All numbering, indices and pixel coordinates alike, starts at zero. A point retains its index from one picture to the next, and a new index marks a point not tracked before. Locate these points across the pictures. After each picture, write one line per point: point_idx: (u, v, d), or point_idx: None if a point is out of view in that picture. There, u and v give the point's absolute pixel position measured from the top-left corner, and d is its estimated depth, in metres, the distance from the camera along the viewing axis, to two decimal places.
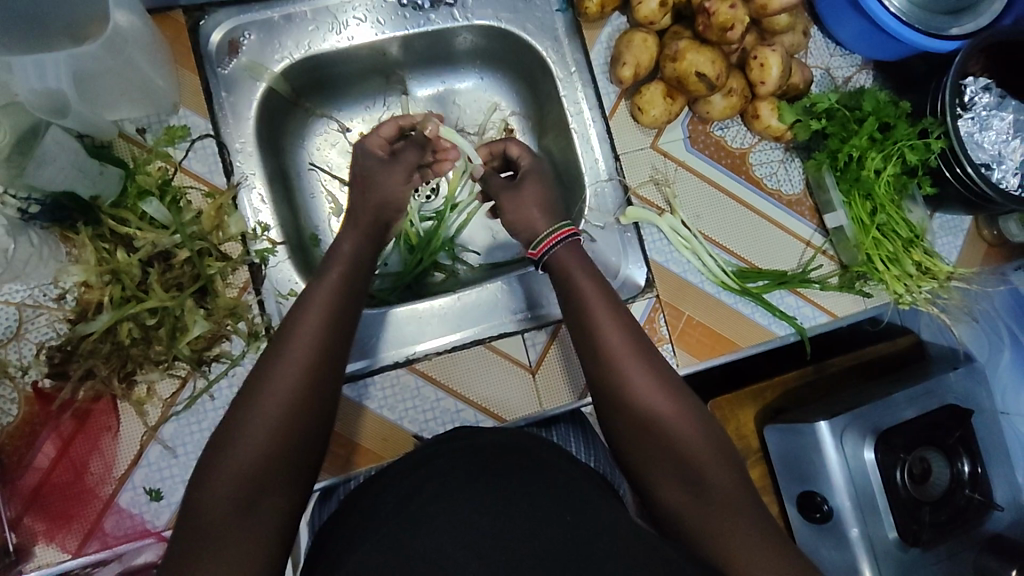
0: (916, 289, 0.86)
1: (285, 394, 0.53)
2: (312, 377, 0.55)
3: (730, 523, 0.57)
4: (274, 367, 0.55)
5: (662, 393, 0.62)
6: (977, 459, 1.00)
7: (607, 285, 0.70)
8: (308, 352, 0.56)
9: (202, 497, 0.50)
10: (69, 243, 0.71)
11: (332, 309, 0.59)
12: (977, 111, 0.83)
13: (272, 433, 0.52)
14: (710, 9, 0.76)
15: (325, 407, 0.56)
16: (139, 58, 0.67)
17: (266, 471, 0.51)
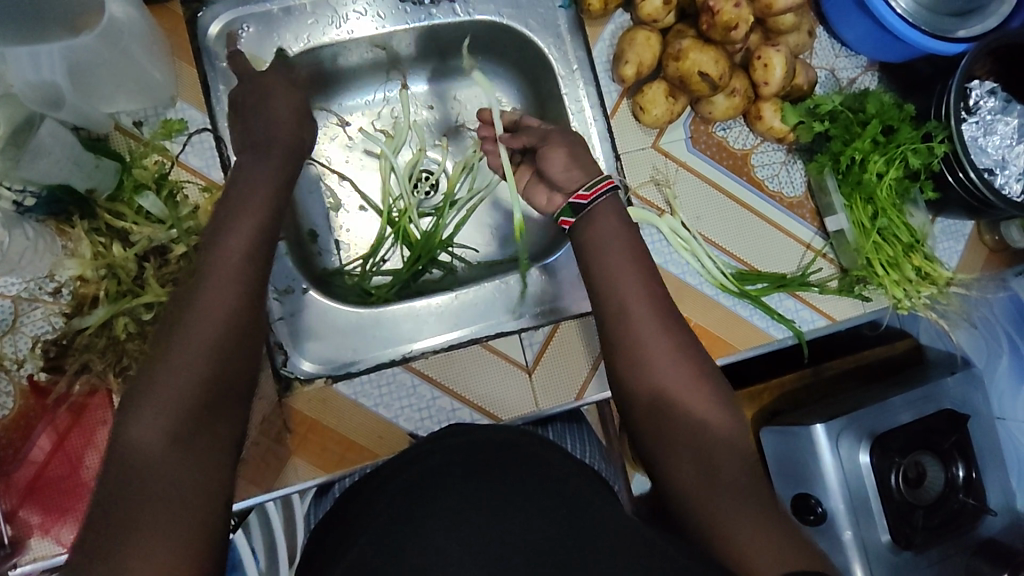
0: (916, 295, 0.85)
1: (209, 329, 0.53)
2: (233, 311, 0.55)
3: (733, 507, 0.57)
4: (195, 303, 0.54)
5: (684, 378, 0.64)
6: (972, 464, 1.00)
7: (617, 280, 0.70)
8: (229, 289, 0.55)
9: (129, 436, 0.49)
10: (66, 237, 0.70)
11: (255, 246, 0.59)
12: (982, 115, 0.82)
13: (200, 368, 0.52)
14: (715, 8, 0.75)
15: (248, 347, 0.55)
16: (137, 51, 0.67)
17: (199, 403, 0.51)
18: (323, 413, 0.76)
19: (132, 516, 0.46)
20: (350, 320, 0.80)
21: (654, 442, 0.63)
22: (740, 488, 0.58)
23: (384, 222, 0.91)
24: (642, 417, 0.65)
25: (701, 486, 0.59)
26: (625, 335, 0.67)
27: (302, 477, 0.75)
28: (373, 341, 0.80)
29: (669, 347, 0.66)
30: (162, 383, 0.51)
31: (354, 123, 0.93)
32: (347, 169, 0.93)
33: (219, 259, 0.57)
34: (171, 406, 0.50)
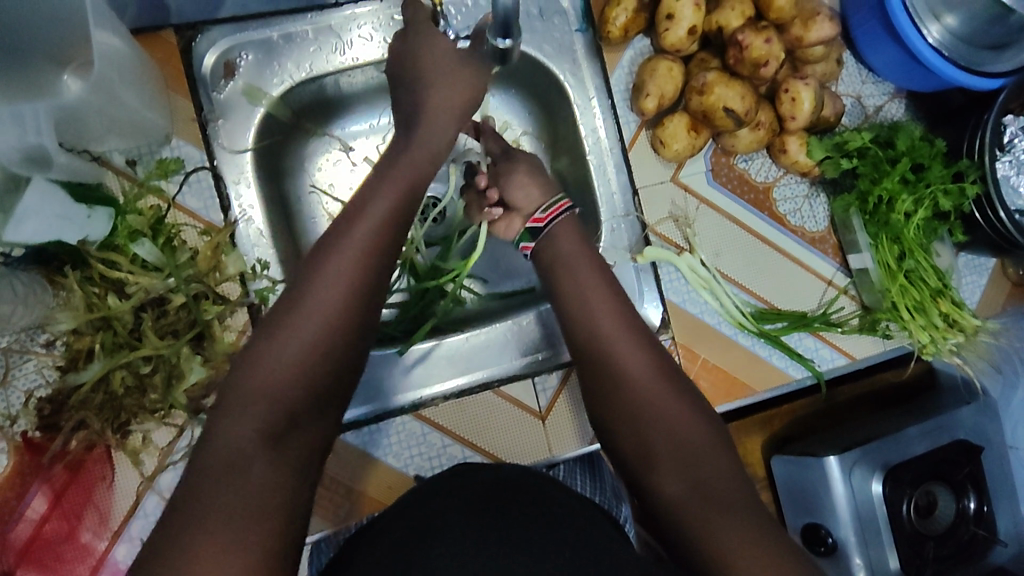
0: (941, 340, 0.83)
1: (312, 336, 0.54)
2: (343, 319, 0.55)
3: (723, 520, 0.56)
4: (298, 309, 0.55)
5: (669, 395, 0.66)
6: (984, 497, 0.97)
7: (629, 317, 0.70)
8: (312, 305, 0.55)
9: (207, 457, 0.48)
10: (57, 286, 0.67)
11: (336, 258, 0.57)
12: (1016, 153, 0.79)
13: (303, 374, 0.52)
14: (744, 42, 0.72)
15: (331, 364, 0.55)
16: (126, 93, 0.62)
17: (274, 422, 0.50)
18: (330, 463, 0.74)
19: (191, 532, 0.44)
20: (398, 365, 0.76)
21: (636, 458, 0.64)
22: (731, 502, 0.58)
23: (390, 253, 0.87)
24: (625, 435, 0.65)
25: (689, 501, 0.59)
26: (607, 360, 0.68)
27: (309, 529, 0.74)
28: (405, 387, 0.76)
29: (648, 369, 0.68)
30: (259, 381, 0.51)
31: (357, 150, 0.86)
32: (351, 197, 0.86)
33: (327, 267, 0.57)
34: (245, 417, 0.50)
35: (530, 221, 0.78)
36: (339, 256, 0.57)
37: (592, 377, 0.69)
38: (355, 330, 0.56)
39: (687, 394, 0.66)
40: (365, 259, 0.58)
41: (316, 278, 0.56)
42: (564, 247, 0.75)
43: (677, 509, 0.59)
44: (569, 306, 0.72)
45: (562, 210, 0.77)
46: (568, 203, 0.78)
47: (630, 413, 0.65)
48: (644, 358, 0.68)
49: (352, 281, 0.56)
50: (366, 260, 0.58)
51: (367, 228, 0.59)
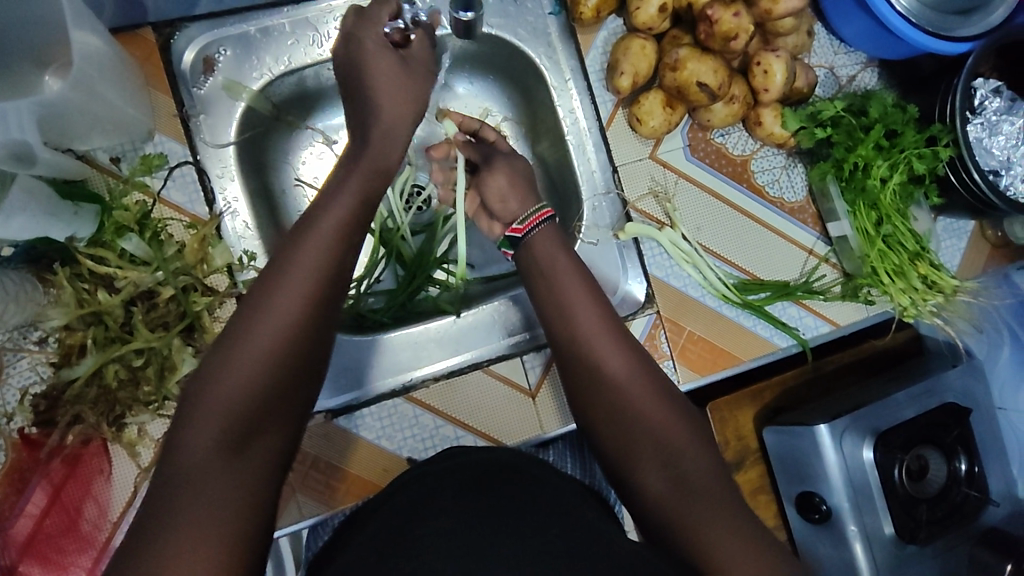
0: (922, 303, 0.84)
1: (265, 344, 0.53)
2: (299, 329, 0.55)
3: (708, 517, 0.59)
4: (253, 316, 0.54)
5: (646, 391, 0.68)
6: (975, 458, 0.97)
7: (601, 301, 0.73)
8: (293, 293, 0.55)
9: (186, 445, 0.49)
10: (47, 283, 0.68)
11: (318, 247, 0.58)
12: (987, 115, 0.80)
13: (263, 375, 0.52)
14: (714, 17, 0.73)
15: (310, 355, 0.55)
16: (107, 91, 0.63)
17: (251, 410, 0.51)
18: (325, 449, 0.75)
19: (165, 516, 0.45)
20: (366, 351, 0.78)
21: (618, 454, 0.66)
22: (711, 494, 0.61)
23: (377, 242, 0.87)
24: (606, 433, 0.67)
25: (672, 496, 0.61)
26: (589, 360, 0.70)
27: (305, 514, 0.75)
28: (376, 372, 0.78)
29: (629, 366, 0.69)
30: (212, 392, 0.51)
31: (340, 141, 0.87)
32: None
33: (281, 273, 0.56)
34: (222, 408, 0.50)
35: (509, 230, 0.79)
36: (296, 263, 0.56)
37: (572, 377, 0.70)
38: (314, 335, 0.56)
39: (657, 380, 0.69)
40: (319, 261, 0.57)
41: (270, 286, 0.56)
42: (541, 250, 0.76)
43: (661, 504, 0.61)
44: (548, 307, 0.73)
45: (540, 219, 0.78)
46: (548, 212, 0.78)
47: (610, 411, 0.67)
48: (622, 357, 0.70)
49: (310, 288, 0.56)
50: (323, 268, 0.57)
51: (324, 234, 0.59)
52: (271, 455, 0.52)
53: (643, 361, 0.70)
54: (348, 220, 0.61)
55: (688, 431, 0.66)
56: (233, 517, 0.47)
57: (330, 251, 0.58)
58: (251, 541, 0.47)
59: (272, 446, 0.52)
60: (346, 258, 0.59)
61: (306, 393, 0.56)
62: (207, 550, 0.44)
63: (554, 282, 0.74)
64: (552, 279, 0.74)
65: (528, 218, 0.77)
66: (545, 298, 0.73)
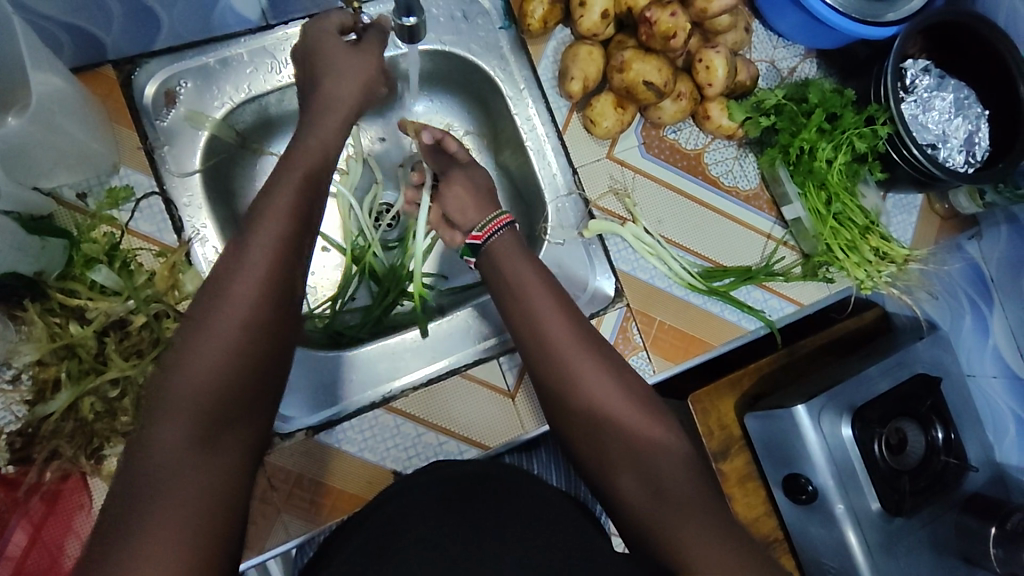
0: (877, 274, 0.88)
1: (227, 339, 0.53)
2: (261, 322, 0.54)
3: (683, 517, 0.60)
4: (214, 315, 0.53)
5: (620, 394, 0.67)
6: (951, 425, 0.98)
7: (569, 304, 0.72)
8: (254, 283, 0.55)
9: (152, 443, 0.49)
10: (18, 321, 0.68)
11: (276, 240, 0.57)
12: (919, 93, 0.86)
13: (227, 370, 0.52)
14: (652, 18, 0.77)
15: (274, 348, 0.55)
16: (70, 125, 0.65)
17: (217, 405, 0.51)
18: (310, 466, 0.75)
19: (139, 517, 0.46)
20: (348, 367, 0.79)
21: (595, 464, 0.66)
22: (686, 500, 0.61)
23: (348, 260, 0.89)
24: (580, 442, 0.67)
25: (647, 502, 0.62)
26: (556, 367, 0.68)
27: (292, 533, 0.74)
28: (354, 385, 0.79)
29: (595, 369, 0.68)
30: (176, 389, 0.51)
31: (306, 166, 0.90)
32: None
33: (237, 271, 0.55)
34: (185, 405, 0.50)
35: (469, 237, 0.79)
36: (255, 262, 0.55)
37: (544, 390, 0.69)
38: (277, 331, 0.55)
39: (620, 373, 0.69)
40: (277, 252, 0.56)
41: (229, 283, 0.55)
42: (500, 258, 0.75)
43: (638, 512, 0.62)
44: (515, 321, 0.72)
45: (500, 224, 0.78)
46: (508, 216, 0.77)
47: (585, 425, 0.67)
48: (588, 356, 0.69)
49: (273, 285, 0.55)
50: (281, 269, 0.56)
51: (275, 238, 0.57)
52: (242, 452, 0.52)
53: (614, 367, 0.69)
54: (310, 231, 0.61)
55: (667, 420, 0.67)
56: (205, 513, 0.48)
57: (284, 250, 0.57)
58: (226, 538, 0.49)
59: (243, 443, 0.53)
60: (299, 258, 0.58)
61: (274, 388, 0.56)
62: (181, 546, 0.46)
63: (516, 289, 0.72)
64: (515, 286, 0.72)
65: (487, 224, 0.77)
66: (509, 308, 0.72)
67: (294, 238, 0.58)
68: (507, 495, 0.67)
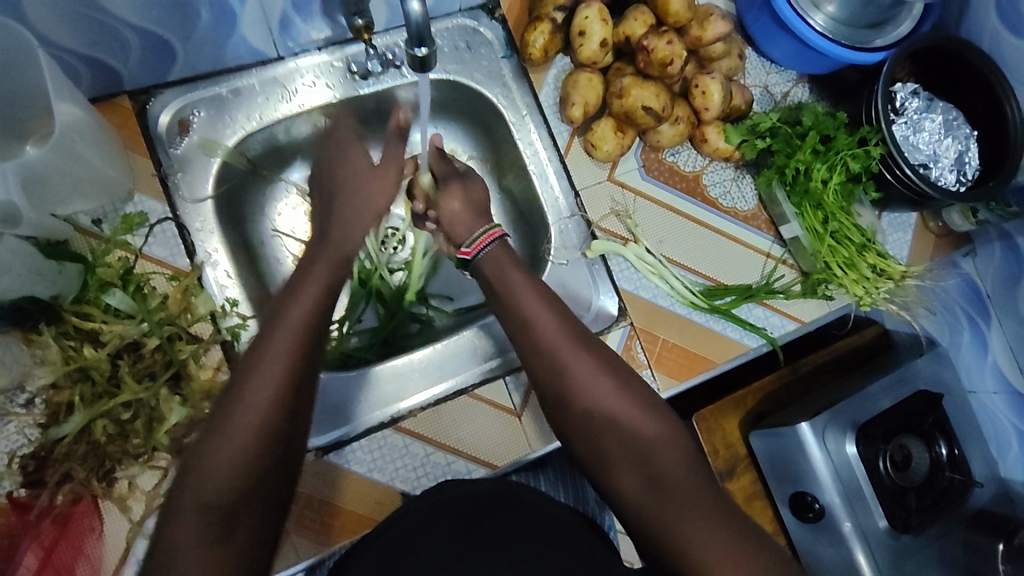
0: (875, 291, 0.90)
1: (266, 405, 0.52)
2: (298, 386, 0.55)
3: (687, 517, 0.61)
4: (252, 381, 0.53)
5: (626, 400, 0.68)
6: (953, 440, 0.99)
7: (568, 314, 0.73)
8: (290, 349, 0.56)
9: (186, 512, 0.49)
10: (33, 345, 0.69)
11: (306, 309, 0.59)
12: (909, 115, 0.89)
13: (266, 435, 0.52)
14: (649, 46, 0.81)
15: (308, 409, 0.56)
16: (87, 151, 0.67)
17: (255, 472, 0.51)
18: (319, 487, 0.75)
19: None
20: (357, 388, 0.79)
21: (591, 460, 0.67)
22: (685, 493, 0.63)
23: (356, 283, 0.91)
24: (583, 448, 0.68)
25: (646, 496, 0.64)
26: (559, 374, 0.69)
27: (301, 556, 0.74)
28: (366, 406, 0.79)
29: (597, 374, 0.69)
30: (215, 457, 0.50)
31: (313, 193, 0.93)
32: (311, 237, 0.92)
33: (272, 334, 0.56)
34: (225, 474, 0.50)
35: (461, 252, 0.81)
36: (286, 324, 0.57)
37: (540, 387, 0.70)
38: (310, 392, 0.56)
39: (622, 378, 0.69)
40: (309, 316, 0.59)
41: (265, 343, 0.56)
42: (499, 275, 0.76)
43: (636, 505, 0.64)
44: (513, 324, 0.73)
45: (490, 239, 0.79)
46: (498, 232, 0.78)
47: (581, 422, 0.68)
48: (592, 364, 0.69)
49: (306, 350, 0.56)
50: (313, 333, 0.58)
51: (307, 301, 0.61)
52: (265, 517, 0.52)
53: (611, 369, 0.70)
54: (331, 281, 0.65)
55: (670, 425, 0.68)
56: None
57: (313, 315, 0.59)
58: None
59: (268, 506, 0.52)
60: (328, 315, 0.61)
61: (302, 450, 0.56)
62: None
63: (517, 300, 0.73)
64: (516, 297, 0.74)
65: (476, 240, 0.79)
66: (513, 318, 0.73)
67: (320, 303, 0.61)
68: (516, 513, 0.67)
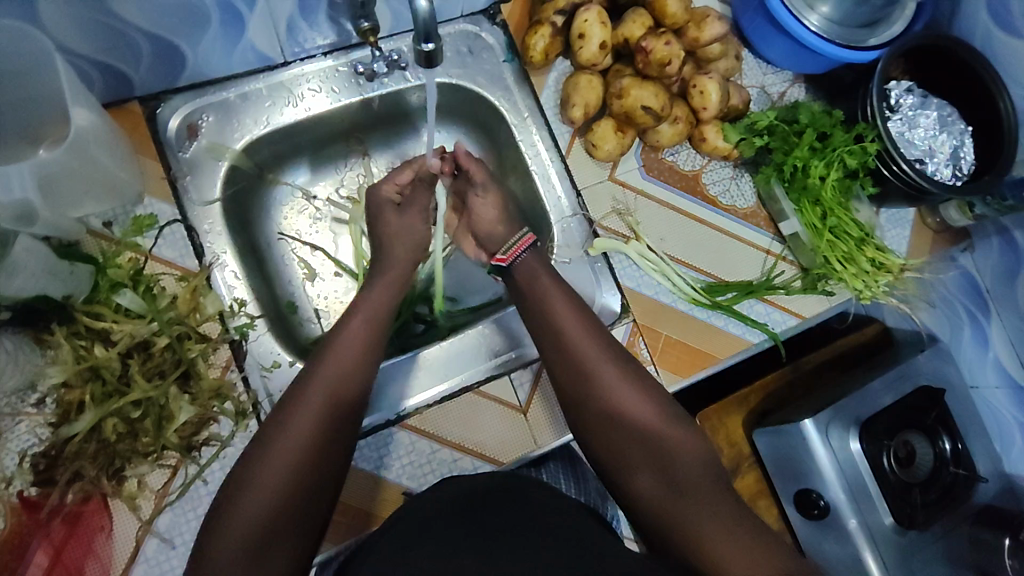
0: (875, 285, 0.91)
1: (311, 422, 0.62)
2: (339, 405, 0.64)
3: (701, 515, 0.62)
4: (301, 401, 0.63)
5: (645, 405, 0.70)
6: (957, 435, 0.99)
7: (592, 319, 0.77)
8: (336, 377, 0.66)
9: (238, 515, 0.56)
10: (44, 345, 0.70)
11: (353, 347, 0.70)
12: (904, 112, 0.90)
13: (308, 447, 0.60)
14: (648, 47, 0.82)
15: (348, 431, 0.64)
16: (100, 154, 0.68)
17: (298, 479, 0.58)
18: None
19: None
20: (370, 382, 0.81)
21: (610, 459, 0.69)
22: (699, 490, 0.64)
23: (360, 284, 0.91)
24: (603, 447, 0.70)
25: (662, 495, 0.65)
26: (582, 375, 0.72)
27: None
28: (399, 395, 0.81)
29: (619, 378, 0.72)
30: (264, 465, 0.59)
31: (319, 195, 0.95)
32: (316, 239, 0.94)
33: (304, 390, 0.64)
34: (273, 481, 0.58)
35: (496, 260, 0.81)
36: (325, 367, 0.67)
37: (566, 388, 0.73)
38: (336, 439, 0.63)
39: (643, 383, 0.72)
40: (354, 353, 0.69)
41: (297, 398, 0.64)
42: (525, 280, 0.79)
43: (652, 504, 0.65)
44: (538, 326, 0.77)
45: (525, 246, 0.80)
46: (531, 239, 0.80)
47: (600, 420, 0.71)
48: (615, 369, 0.72)
49: (349, 378, 0.67)
50: (358, 365, 0.69)
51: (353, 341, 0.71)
52: (293, 556, 0.56)
53: (631, 371, 0.73)
54: (372, 321, 0.74)
55: (686, 433, 0.70)
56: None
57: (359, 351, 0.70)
58: None
59: (299, 541, 0.57)
60: (371, 357, 0.71)
61: (331, 496, 0.61)
62: None
63: (543, 302, 0.77)
64: (544, 301, 0.77)
65: (512, 248, 0.80)
66: (540, 323, 0.76)
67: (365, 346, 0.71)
68: (522, 508, 0.68)
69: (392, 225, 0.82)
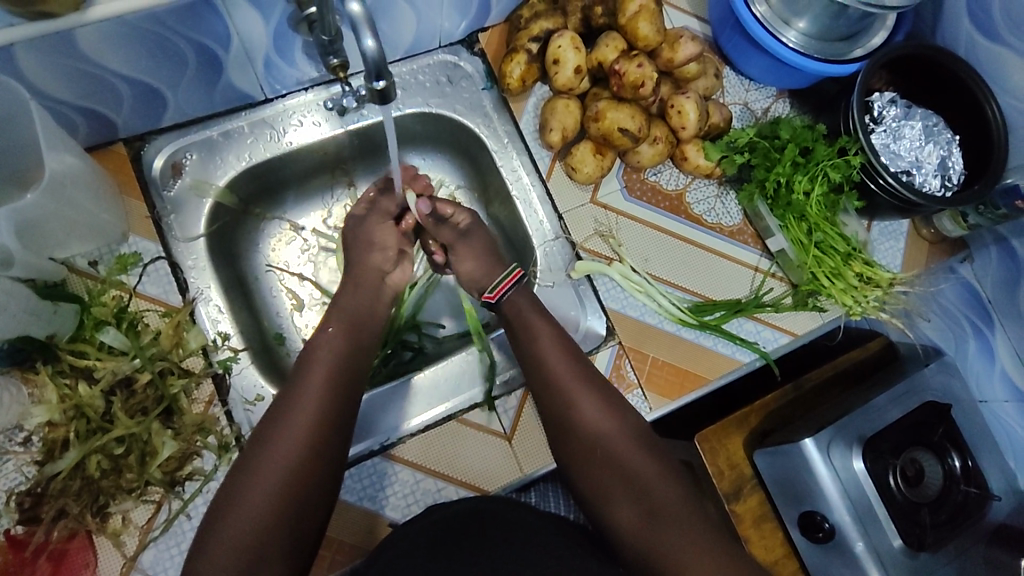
0: (864, 299, 0.89)
1: (297, 440, 0.62)
2: (325, 421, 0.65)
3: (684, 541, 0.62)
4: (287, 419, 0.64)
5: (627, 433, 0.70)
6: (967, 452, 0.94)
7: (573, 345, 0.76)
8: (320, 392, 0.66)
9: (226, 534, 0.58)
10: (30, 384, 0.71)
11: (335, 359, 0.70)
12: (887, 123, 0.89)
13: (294, 467, 0.61)
14: (621, 70, 0.83)
15: (336, 446, 0.65)
16: (81, 198, 0.69)
17: (285, 498, 0.60)
18: None
19: None
20: (364, 409, 0.81)
21: (591, 490, 0.69)
22: (679, 516, 0.64)
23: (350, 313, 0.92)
24: (581, 475, 0.70)
25: (642, 524, 0.65)
26: (561, 405, 0.72)
27: None
28: (381, 426, 0.81)
29: (598, 404, 0.71)
30: (251, 485, 0.60)
31: (306, 226, 0.95)
32: (303, 270, 0.94)
33: (285, 417, 0.64)
34: (260, 502, 0.59)
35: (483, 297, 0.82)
36: (310, 381, 0.67)
37: (547, 416, 0.73)
38: (317, 472, 0.62)
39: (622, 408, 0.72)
40: (336, 365, 0.70)
41: (275, 432, 0.63)
42: (510, 307, 0.79)
43: (632, 532, 0.65)
44: (523, 356, 0.76)
45: (510, 283, 0.81)
46: (516, 275, 0.81)
47: (582, 450, 0.70)
48: (596, 397, 0.72)
49: (332, 392, 0.67)
50: (338, 377, 0.69)
51: (331, 353, 0.71)
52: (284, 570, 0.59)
53: (613, 399, 0.72)
54: (343, 337, 0.74)
55: (667, 461, 0.69)
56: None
57: (340, 364, 0.70)
58: None
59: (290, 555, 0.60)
60: (353, 371, 0.71)
61: (315, 523, 0.63)
62: None
63: (526, 331, 0.77)
64: (528, 329, 0.77)
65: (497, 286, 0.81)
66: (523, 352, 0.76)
67: (348, 359, 0.72)
68: (498, 539, 0.66)
69: (373, 253, 0.83)
